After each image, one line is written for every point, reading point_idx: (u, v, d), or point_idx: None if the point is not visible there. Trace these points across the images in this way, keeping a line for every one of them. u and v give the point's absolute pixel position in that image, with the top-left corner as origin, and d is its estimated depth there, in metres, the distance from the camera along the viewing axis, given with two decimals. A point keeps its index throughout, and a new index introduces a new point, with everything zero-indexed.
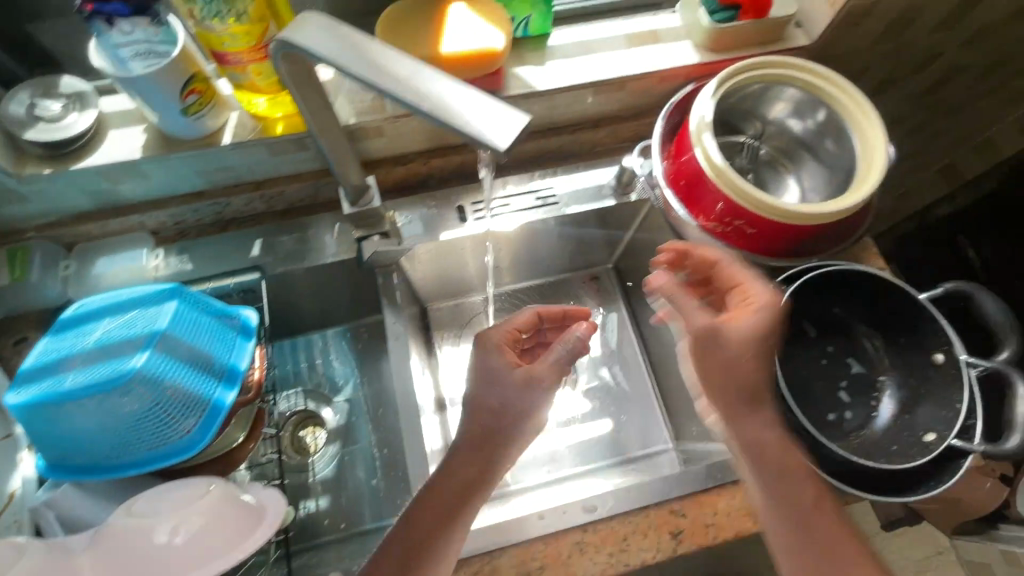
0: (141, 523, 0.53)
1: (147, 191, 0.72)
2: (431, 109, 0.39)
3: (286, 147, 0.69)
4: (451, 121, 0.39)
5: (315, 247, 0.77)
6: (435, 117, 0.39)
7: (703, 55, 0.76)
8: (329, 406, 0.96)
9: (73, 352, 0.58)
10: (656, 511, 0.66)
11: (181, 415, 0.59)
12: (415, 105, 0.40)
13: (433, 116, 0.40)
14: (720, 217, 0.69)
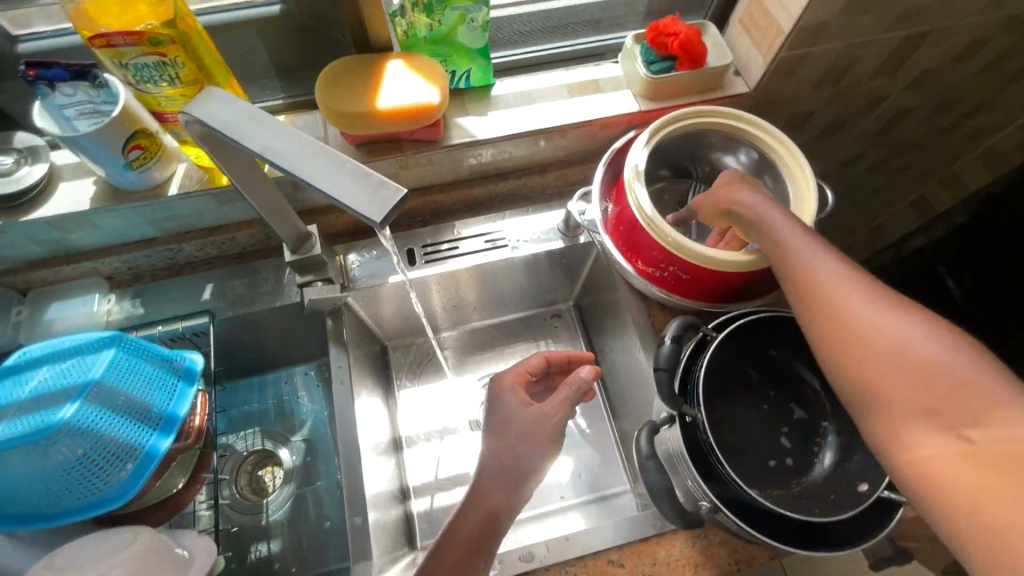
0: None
1: (100, 239, 0.74)
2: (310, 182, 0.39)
3: (233, 196, 0.72)
4: (326, 195, 0.39)
5: (265, 291, 0.79)
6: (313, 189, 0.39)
7: (643, 103, 0.78)
8: (286, 446, 0.96)
9: (7, 402, 0.59)
10: (593, 561, 0.65)
11: (112, 464, 0.59)
12: (296, 175, 0.40)
13: (312, 188, 0.39)
14: (655, 264, 0.70)
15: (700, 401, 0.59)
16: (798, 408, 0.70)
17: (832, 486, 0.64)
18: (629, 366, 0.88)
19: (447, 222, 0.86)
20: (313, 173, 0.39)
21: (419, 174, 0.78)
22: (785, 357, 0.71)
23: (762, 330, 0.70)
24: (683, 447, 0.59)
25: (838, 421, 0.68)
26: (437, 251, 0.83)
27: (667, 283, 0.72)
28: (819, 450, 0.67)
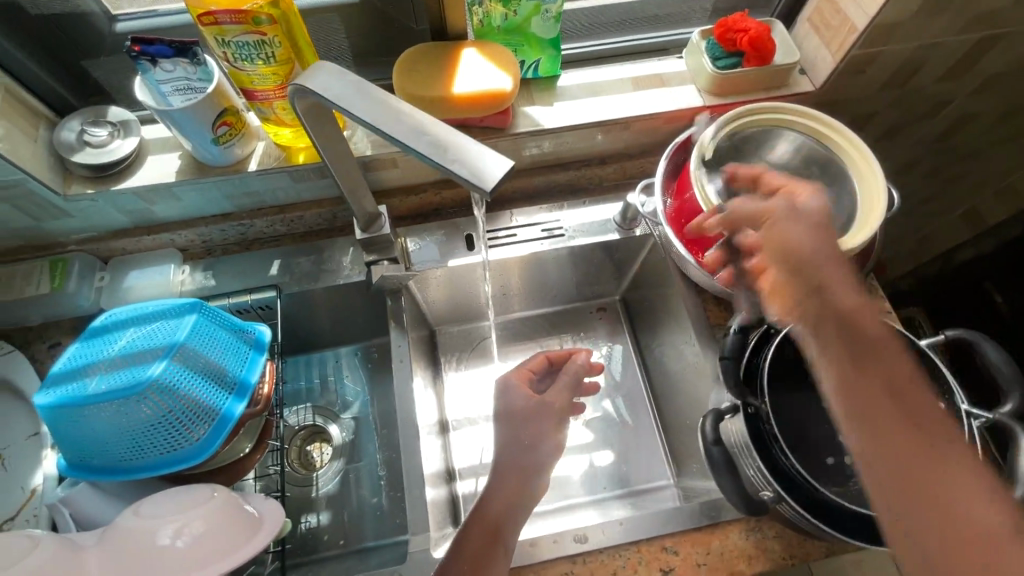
0: (145, 525, 0.55)
1: (179, 212, 0.77)
2: (425, 153, 0.42)
3: (308, 175, 0.74)
4: (441, 163, 0.42)
5: (329, 269, 0.82)
6: (429, 161, 0.42)
7: (707, 99, 0.79)
8: (336, 422, 0.98)
9: (98, 358, 0.62)
10: (647, 547, 0.66)
11: (192, 423, 0.62)
12: (411, 148, 0.43)
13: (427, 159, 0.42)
14: (718, 256, 0.71)
15: (765, 393, 0.61)
16: None
17: None
18: (677, 361, 0.88)
19: (503, 210, 0.87)
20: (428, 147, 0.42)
21: None
22: None
23: None
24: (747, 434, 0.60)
25: None
26: (496, 237, 0.85)
27: (730, 275, 0.73)
28: None
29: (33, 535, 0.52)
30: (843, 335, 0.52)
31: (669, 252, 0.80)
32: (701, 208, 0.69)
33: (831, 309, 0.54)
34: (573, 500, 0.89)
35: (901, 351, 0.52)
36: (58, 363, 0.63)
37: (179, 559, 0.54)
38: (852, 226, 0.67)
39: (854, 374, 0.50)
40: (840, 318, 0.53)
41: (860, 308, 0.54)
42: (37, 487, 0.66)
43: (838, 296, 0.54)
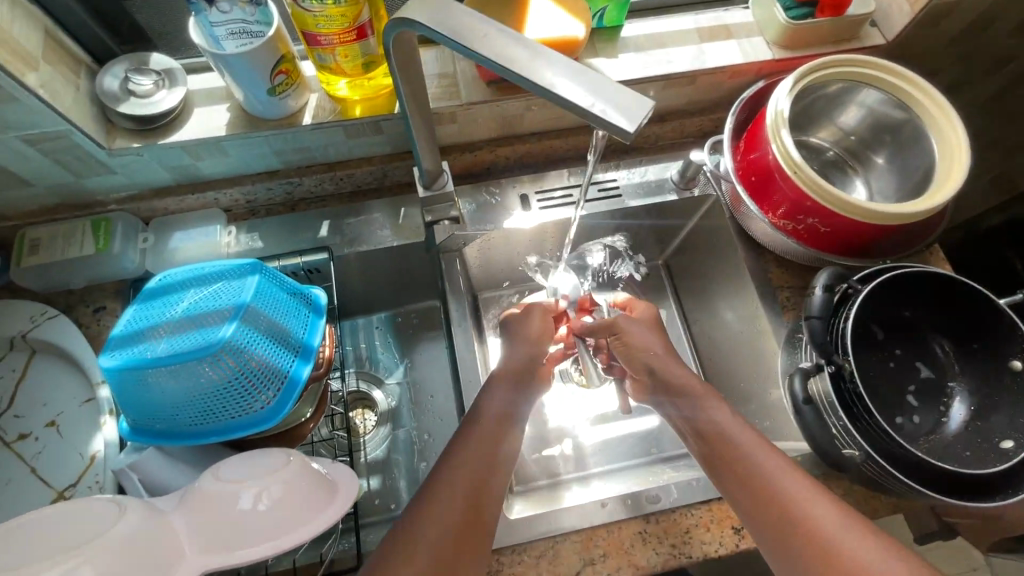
0: (225, 489, 0.54)
1: (225, 168, 0.73)
2: (545, 93, 0.38)
3: (362, 129, 0.71)
4: (564, 104, 0.38)
5: (381, 230, 0.79)
6: (556, 98, 0.38)
7: (777, 52, 0.76)
8: (380, 388, 0.97)
9: (161, 320, 0.59)
10: (719, 506, 0.67)
11: (261, 386, 0.60)
12: (533, 84, 0.38)
13: (553, 97, 0.38)
14: (789, 215, 0.70)
15: (850, 353, 0.58)
16: (924, 367, 0.69)
17: (965, 443, 0.64)
18: (729, 324, 0.87)
19: (555, 169, 0.84)
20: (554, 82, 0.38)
21: (542, 116, 0.77)
22: (916, 318, 0.70)
23: (899, 289, 0.67)
24: (833, 394, 0.60)
25: (969, 381, 0.67)
26: (550, 197, 0.82)
27: (800, 234, 0.71)
28: (947, 409, 0.67)
29: (117, 502, 0.50)
30: (747, 502, 0.57)
31: (735, 211, 0.78)
32: (779, 165, 0.66)
33: (743, 486, 0.57)
34: (615, 465, 0.90)
35: (717, 401, 0.66)
36: (117, 325, 0.61)
37: (261, 524, 0.53)
38: (929, 191, 0.64)
39: (769, 530, 0.54)
40: (749, 487, 0.57)
41: (746, 445, 0.60)
42: (97, 453, 0.64)
43: (750, 459, 0.59)
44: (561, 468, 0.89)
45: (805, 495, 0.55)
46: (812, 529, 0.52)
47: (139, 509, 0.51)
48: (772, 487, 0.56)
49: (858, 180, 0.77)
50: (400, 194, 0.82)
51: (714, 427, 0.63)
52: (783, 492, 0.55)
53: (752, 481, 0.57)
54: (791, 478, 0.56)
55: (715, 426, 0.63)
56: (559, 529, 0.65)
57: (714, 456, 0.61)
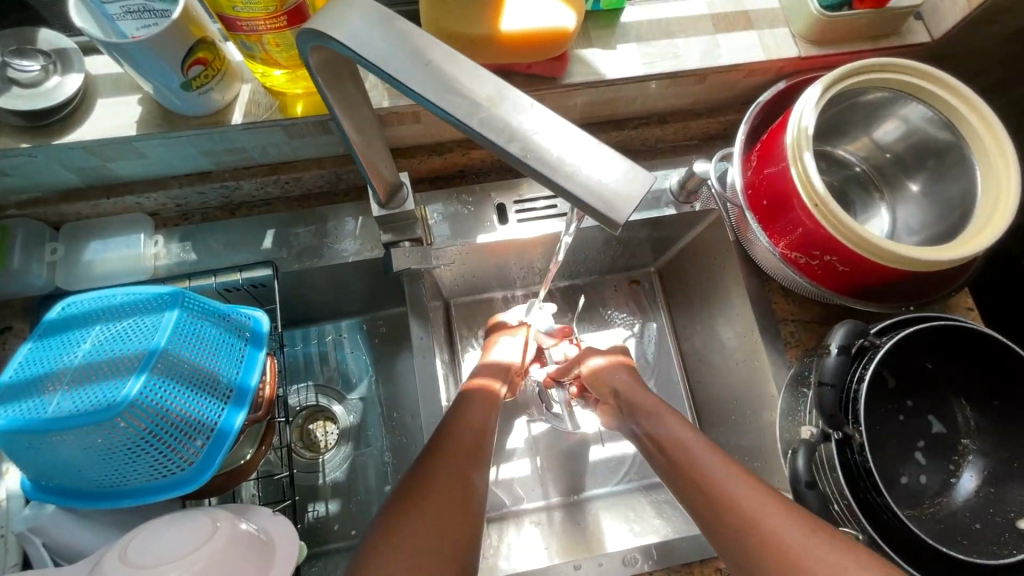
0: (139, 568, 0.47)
1: (145, 169, 0.62)
2: (514, 153, 0.29)
3: (307, 130, 0.60)
4: (536, 171, 0.28)
5: (334, 243, 0.69)
6: (521, 163, 0.28)
7: (804, 48, 0.64)
8: (341, 402, 0.90)
9: (57, 367, 0.50)
10: (701, 569, 0.61)
11: (183, 443, 0.52)
12: (492, 140, 0.29)
13: (519, 162, 0.29)
14: (802, 248, 0.60)
15: (863, 422, 0.51)
16: (936, 422, 0.62)
17: (975, 514, 0.57)
18: (723, 351, 0.80)
19: None
20: (520, 139, 0.28)
21: None
22: (938, 369, 0.62)
23: (921, 337, 0.60)
24: (839, 466, 0.52)
25: (985, 442, 0.60)
26: (531, 208, 0.72)
27: (813, 270, 0.61)
28: (958, 470, 0.60)
29: None
30: (713, 526, 0.51)
31: (739, 235, 0.69)
32: (797, 192, 0.56)
33: (706, 507, 0.52)
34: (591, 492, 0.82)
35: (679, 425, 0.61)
36: (7, 370, 0.51)
37: None
38: (970, 230, 0.55)
39: (738, 554, 0.49)
40: (712, 507, 0.52)
41: (708, 462, 0.55)
42: (2, 503, 0.56)
43: (702, 470, 0.54)
44: (534, 495, 0.81)
45: (772, 510, 0.49)
46: (782, 549, 0.46)
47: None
48: (736, 505, 0.50)
49: (883, 206, 0.69)
50: (359, 199, 0.72)
51: (676, 448, 0.58)
52: (749, 511, 0.49)
53: (714, 500, 0.52)
54: (757, 493, 0.51)
55: (680, 450, 0.57)
56: None
57: (672, 476, 0.57)
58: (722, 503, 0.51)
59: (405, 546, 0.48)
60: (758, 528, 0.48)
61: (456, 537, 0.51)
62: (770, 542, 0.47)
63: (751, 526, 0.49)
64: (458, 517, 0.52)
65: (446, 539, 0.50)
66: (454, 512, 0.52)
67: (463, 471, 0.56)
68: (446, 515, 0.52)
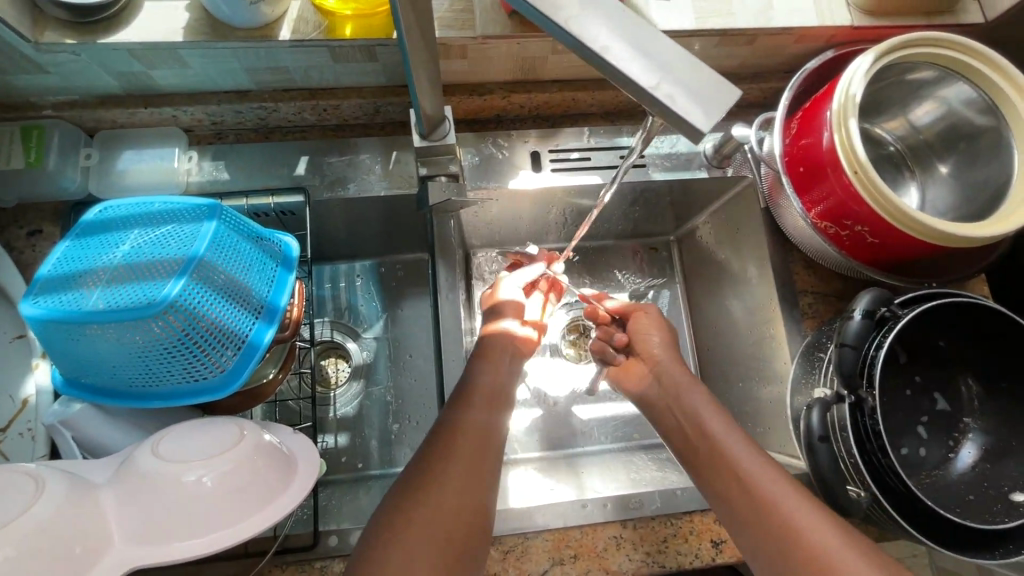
0: (170, 466, 0.48)
1: (184, 80, 0.61)
2: (598, 61, 0.28)
3: (353, 54, 0.59)
4: (620, 80, 0.28)
5: (365, 175, 0.69)
6: (607, 68, 0.28)
7: (858, 17, 0.64)
8: (355, 340, 0.91)
9: (96, 266, 0.50)
10: (700, 518, 0.63)
11: (215, 351, 0.53)
12: (580, 41, 0.28)
13: (604, 66, 0.28)
14: (833, 216, 0.60)
15: (879, 386, 0.52)
16: (941, 399, 0.64)
17: (969, 486, 0.60)
18: (735, 319, 0.81)
19: (573, 126, 0.74)
20: (608, 46, 0.28)
21: (566, 62, 0.65)
22: (948, 349, 0.64)
23: (938, 316, 0.61)
24: (851, 428, 0.54)
25: (986, 421, 0.62)
26: (565, 158, 0.72)
27: (841, 240, 0.62)
28: (957, 446, 0.62)
29: (34, 475, 0.44)
30: (721, 497, 0.53)
31: (771, 202, 0.69)
32: (837, 159, 0.56)
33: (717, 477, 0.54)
34: (592, 447, 0.84)
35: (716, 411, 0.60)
36: (45, 263, 0.51)
37: (209, 505, 0.48)
38: (1002, 212, 0.56)
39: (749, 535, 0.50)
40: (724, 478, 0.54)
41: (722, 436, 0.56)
42: (30, 397, 0.57)
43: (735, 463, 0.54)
44: (530, 445, 0.83)
45: (780, 487, 0.51)
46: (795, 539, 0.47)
47: (63, 478, 0.45)
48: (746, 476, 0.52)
49: (914, 186, 0.70)
50: (393, 134, 0.71)
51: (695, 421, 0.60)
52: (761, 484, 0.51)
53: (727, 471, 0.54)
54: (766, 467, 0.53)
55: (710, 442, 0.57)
56: (528, 526, 0.61)
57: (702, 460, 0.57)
58: (731, 472, 0.53)
59: (445, 467, 0.52)
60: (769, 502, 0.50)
61: (483, 465, 0.53)
62: (776, 517, 0.49)
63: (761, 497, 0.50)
64: (483, 447, 0.54)
65: (469, 464, 0.52)
66: (475, 442, 0.55)
67: (488, 413, 0.57)
68: (463, 441, 0.54)
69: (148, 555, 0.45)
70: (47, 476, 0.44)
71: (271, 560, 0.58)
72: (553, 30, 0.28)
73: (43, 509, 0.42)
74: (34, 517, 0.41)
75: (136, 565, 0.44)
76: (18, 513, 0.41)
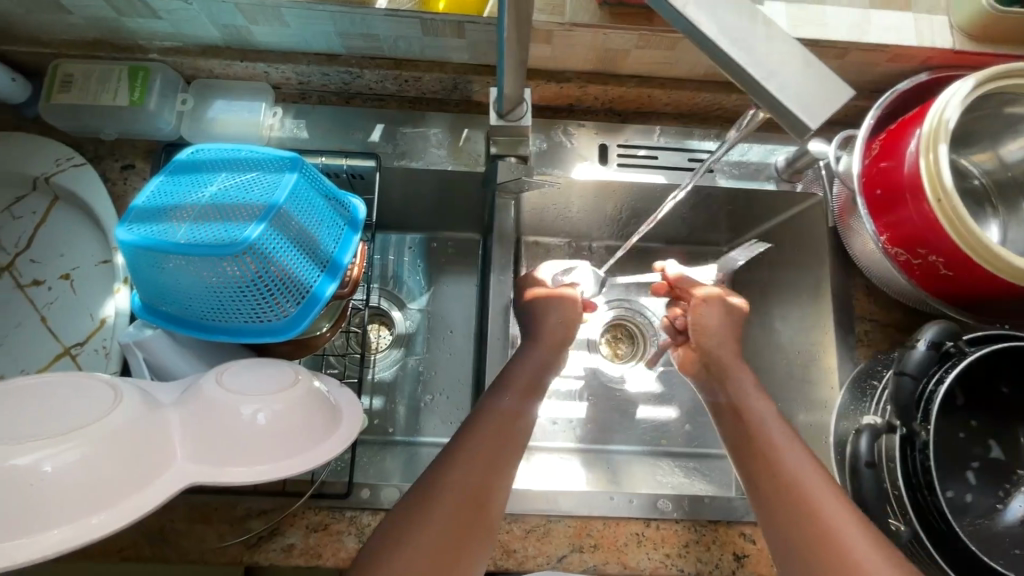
0: (229, 396, 0.50)
1: (281, 38, 0.64)
2: (707, 47, 0.27)
3: (442, 29, 0.61)
4: (727, 67, 0.27)
5: (435, 148, 0.71)
6: (716, 54, 0.27)
7: (960, 42, 0.62)
8: (401, 310, 0.93)
9: (185, 202, 0.53)
10: (725, 529, 0.63)
11: (282, 297, 0.55)
12: (693, 23, 0.27)
13: (715, 54, 0.28)
14: (907, 242, 0.58)
15: (934, 420, 0.51)
16: (996, 447, 0.61)
17: (1016, 540, 0.57)
18: (782, 337, 0.79)
19: (644, 124, 0.73)
20: (726, 33, 0.27)
21: (649, 58, 0.65)
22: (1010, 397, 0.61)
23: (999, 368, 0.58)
24: (899, 459, 0.53)
25: None
26: (633, 155, 0.71)
27: (912, 269, 0.60)
28: (1007, 497, 0.60)
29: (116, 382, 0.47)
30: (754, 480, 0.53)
31: (840, 222, 0.68)
32: (920, 183, 0.54)
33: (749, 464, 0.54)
34: (619, 446, 0.84)
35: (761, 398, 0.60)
36: (140, 195, 0.55)
37: (262, 438, 0.50)
38: None
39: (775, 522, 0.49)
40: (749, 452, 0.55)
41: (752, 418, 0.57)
42: (108, 318, 0.62)
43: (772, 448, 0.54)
44: (555, 436, 0.83)
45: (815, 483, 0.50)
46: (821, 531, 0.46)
47: (134, 394, 0.48)
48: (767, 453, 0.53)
49: (996, 223, 0.67)
50: (466, 112, 0.73)
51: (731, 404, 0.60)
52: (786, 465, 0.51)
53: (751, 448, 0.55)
54: (806, 461, 0.52)
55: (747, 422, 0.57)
56: (552, 510, 0.62)
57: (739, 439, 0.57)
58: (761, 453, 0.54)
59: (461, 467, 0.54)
60: (788, 483, 0.50)
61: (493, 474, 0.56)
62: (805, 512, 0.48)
63: (776, 474, 0.51)
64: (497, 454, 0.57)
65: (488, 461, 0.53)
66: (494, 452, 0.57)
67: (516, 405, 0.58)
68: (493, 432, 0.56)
69: (201, 475, 0.48)
70: (118, 388, 0.47)
71: (308, 503, 0.61)
72: (675, 21, 0.28)
73: (115, 420, 0.44)
74: (107, 425, 0.44)
75: (191, 483, 0.47)
76: (94, 420, 0.44)
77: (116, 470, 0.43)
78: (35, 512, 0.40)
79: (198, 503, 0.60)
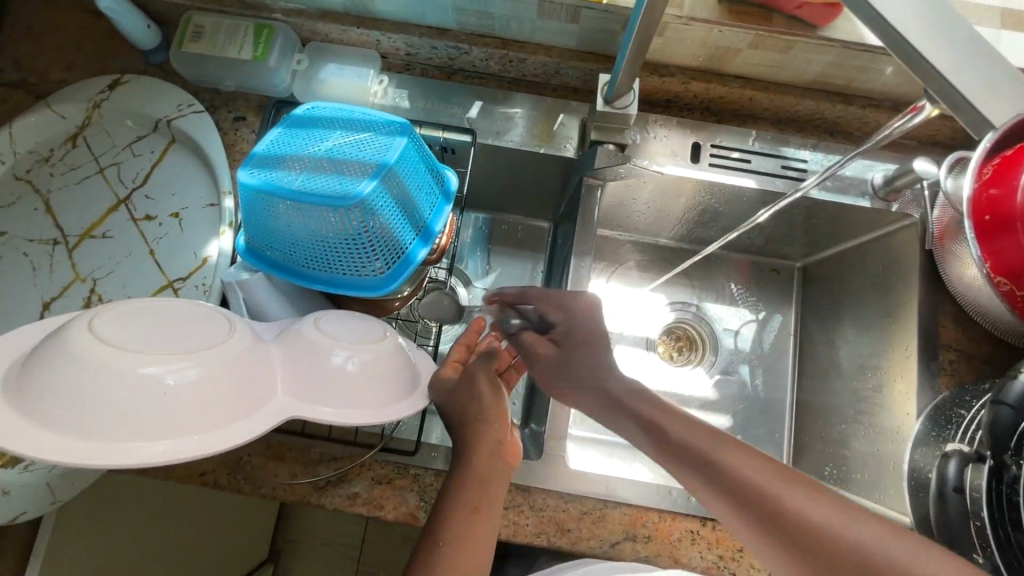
0: (325, 340, 0.53)
1: (400, 8, 0.67)
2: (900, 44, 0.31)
3: (558, 12, 0.63)
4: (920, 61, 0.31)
5: (528, 129, 0.72)
6: (909, 51, 0.30)
7: None
8: (465, 287, 0.95)
9: (302, 153, 0.56)
10: None
11: (379, 254, 0.58)
12: (885, 17, 0.30)
13: (906, 51, 0.31)
14: (1016, 272, 0.56)
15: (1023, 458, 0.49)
16: None
17: None
18: (854, 358, 0.78)
19: (740, 127, 0.73)
20: (915, 27, 0.30)
21: (758, 59, 0.65)
22: None
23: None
24: (983, 490, 0.52)
25: None
26: (725, 156, 0.71)
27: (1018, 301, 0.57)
28: None
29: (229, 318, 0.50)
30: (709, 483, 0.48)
31: (939, 245, 0.66)
32: None
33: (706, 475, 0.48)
34: None
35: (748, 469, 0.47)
36: (259, 143, 0.58)
37: (350, 383, 0.53)
38: None
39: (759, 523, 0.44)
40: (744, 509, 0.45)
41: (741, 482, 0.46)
42: (210, 258, 0.65)
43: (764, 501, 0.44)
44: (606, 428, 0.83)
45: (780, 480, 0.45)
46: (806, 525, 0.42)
47: (243, 327, 0.50)
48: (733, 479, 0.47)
49: None
50: (561, 97, 0.74)
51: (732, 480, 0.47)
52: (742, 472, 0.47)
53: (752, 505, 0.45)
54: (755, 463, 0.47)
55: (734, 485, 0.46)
56: (608, 495, 0.62)
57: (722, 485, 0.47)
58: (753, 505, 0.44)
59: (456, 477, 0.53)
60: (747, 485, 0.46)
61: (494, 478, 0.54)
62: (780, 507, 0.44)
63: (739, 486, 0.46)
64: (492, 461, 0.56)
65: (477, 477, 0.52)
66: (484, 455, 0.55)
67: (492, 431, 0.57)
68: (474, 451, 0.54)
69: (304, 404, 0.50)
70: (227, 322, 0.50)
71: (377, 456, 0.63)
72: (860, 10, 0.30)
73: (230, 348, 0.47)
74: (221, 352, 0.46)
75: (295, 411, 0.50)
76: (214, 347, 0.47)
77: (233, 392, 0.47)
78: (152, 424, 0.43)
79: (275, 442, 0.63)
